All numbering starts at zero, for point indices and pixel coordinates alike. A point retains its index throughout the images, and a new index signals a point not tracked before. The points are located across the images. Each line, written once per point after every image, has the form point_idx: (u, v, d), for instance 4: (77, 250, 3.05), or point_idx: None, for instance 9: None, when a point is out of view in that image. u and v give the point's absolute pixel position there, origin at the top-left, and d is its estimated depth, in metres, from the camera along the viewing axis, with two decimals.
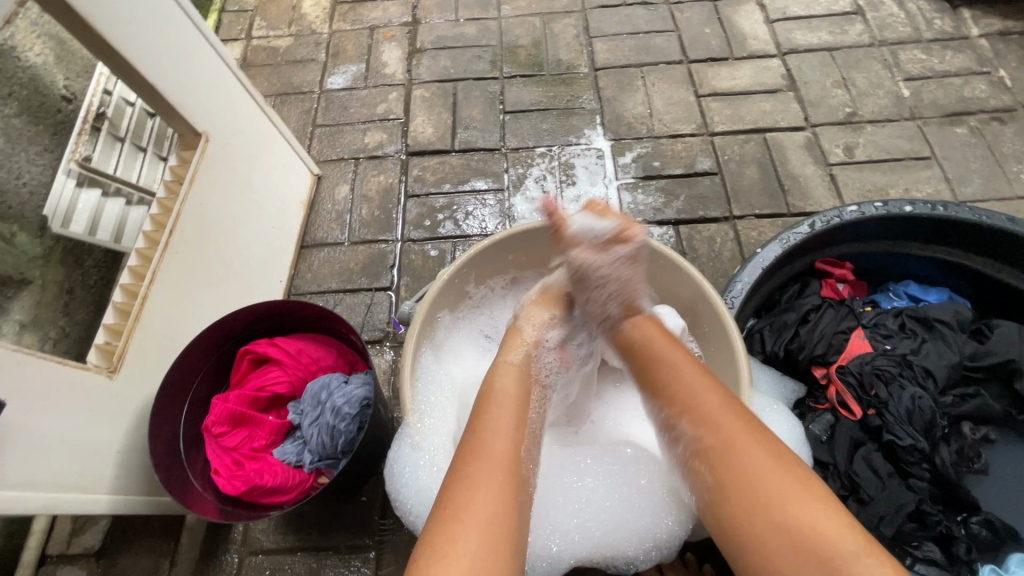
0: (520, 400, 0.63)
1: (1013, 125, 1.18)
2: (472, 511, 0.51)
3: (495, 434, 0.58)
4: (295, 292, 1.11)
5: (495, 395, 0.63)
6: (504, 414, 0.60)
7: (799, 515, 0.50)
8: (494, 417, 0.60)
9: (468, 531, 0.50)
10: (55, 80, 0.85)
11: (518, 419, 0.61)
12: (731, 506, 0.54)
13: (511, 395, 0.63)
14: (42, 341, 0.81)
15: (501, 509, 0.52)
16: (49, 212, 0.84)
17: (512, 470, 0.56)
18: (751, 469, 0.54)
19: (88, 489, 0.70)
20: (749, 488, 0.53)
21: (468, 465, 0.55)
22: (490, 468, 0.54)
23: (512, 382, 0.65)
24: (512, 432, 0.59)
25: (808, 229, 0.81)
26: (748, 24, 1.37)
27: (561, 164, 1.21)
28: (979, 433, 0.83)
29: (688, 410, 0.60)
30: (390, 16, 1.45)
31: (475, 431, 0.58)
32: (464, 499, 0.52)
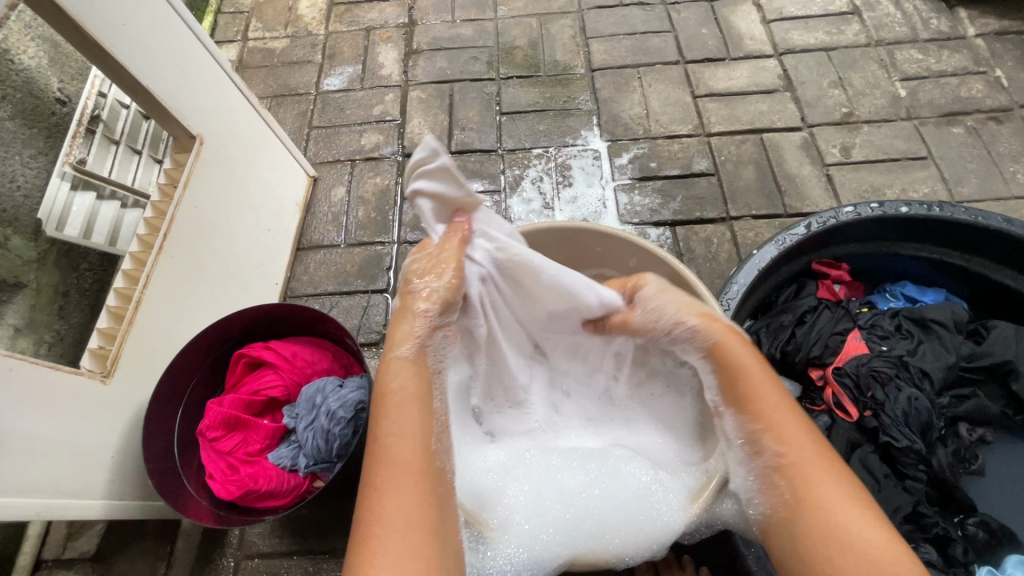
0: (419, 396, 0.57)
1: (1010, 125, 1.18)
2: (386, 524, 0.49)
3: (396, 441, 0.53)
4: (291, 294, 1.11)
5: (394, 395, 0.56)
6: (403, 415, 0.55)
7: (857, 530, 0.48)
8: (392, 421, 0.54)
9: (389, 548, 0.48)
10: (49, 83, 0.85)
11: (420, 419, 0.55)
12: (791, 509, 0.52)
13: (408, 394, 0.56)
14: (37, 344, 0.81)
15: (418, 516, 0.50)
16: (44, 215, 0.84)
17: (422, 472, 0.53)
18: (816, 481, 0.52)
19: (82, 494, 0.70)
20: (814, 495, 0.51)
21: (375, 480, 0.52)
22: (397, 479, 0.51)
23: (404, 380, 0.57)
24: (416, 430, 0.54)
25: (804, 231, 0.81)
26: (745, 24, 1.37)
27: (557, 165, 1.20)
28: (977, 435, 0.82)
29: (769, 423, 0.55)
30: (386, 17, 1.45)
31: (375, 441, 0.54)
32: (375, 516, 0.50)
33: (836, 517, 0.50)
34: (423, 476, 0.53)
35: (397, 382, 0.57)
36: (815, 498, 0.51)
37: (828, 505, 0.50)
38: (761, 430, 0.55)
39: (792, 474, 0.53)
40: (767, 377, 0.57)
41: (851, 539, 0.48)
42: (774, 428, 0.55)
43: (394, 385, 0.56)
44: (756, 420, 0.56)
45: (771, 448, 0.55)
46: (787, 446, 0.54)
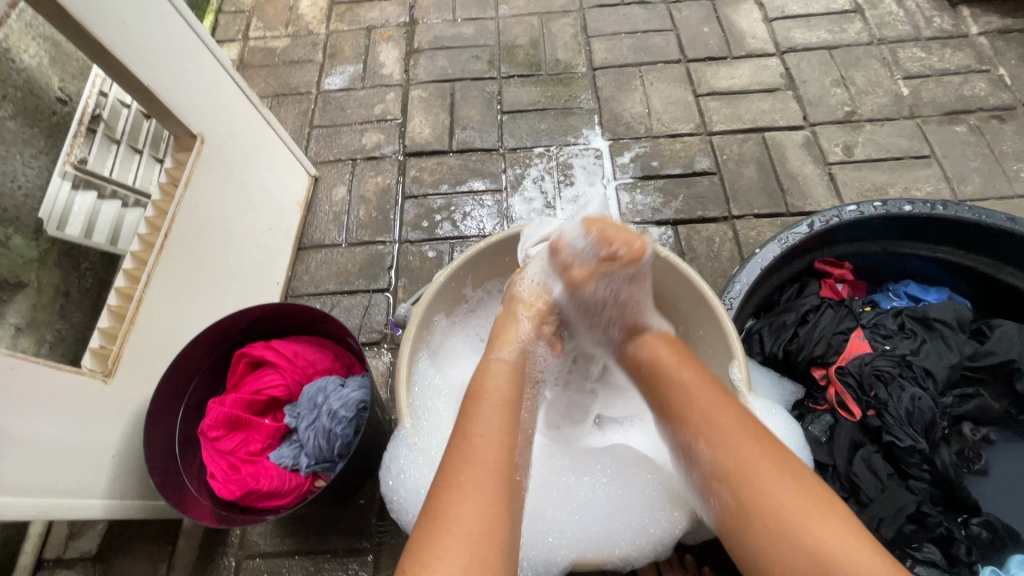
0: (511, 398, 0.60)
1: (1012, 123, 1.18)
2: (458, 523, 0.50)
3: (484, 440, 0.56)
4: (292, 293, 1.11)
5: (483, 393, 0.60)
6: (490, 416, 0.58)
7: (799, 514, 0.50)
8: (481, 420, 0.57)
9: (456, 548, 0.48)
10: (50, 83, 0.85)
11: (504, 420, 0.58)
12: (735, 511, 0.53)
13: (502, 396, 0.60)
14: (37, 344, 0.79)
15: (490, 524, 0.50)
16: (45, 213, 0.84)
17: (504, 479, 0.54)
18: (756, 478, 0.53)
19: (82, 495, 0.69)
20: (757, 496, 0.52)
21: (457, 474, 0.53)
22: (480, 480, 0.53)
23: (500, 382, 0.61)
24: (501, 439, 0.56)
25: (807, 230, 0.80)
26: (747, 23, 1.36)
27: (559, 164, 1.20)
28: (979, 434, 0.82)
29: (711, 425, 0.57)
30: (387, 16, 1.45)
31: (461, 437, 0.56)
32: (448, 513, 0.50)
33: (779, 506, 0.51)
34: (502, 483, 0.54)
35: (494, 383, 0.61)
36: (757, 491, 0.53)
37: (770, 497, 0.52)
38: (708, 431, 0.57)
39: (726, 476, 0.55)
40: (703, 385, 0.60)
41: (795, 526, 0.50)
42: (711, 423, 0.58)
43: (489, 382, 0.61)
44: (687, 426, 0.59)
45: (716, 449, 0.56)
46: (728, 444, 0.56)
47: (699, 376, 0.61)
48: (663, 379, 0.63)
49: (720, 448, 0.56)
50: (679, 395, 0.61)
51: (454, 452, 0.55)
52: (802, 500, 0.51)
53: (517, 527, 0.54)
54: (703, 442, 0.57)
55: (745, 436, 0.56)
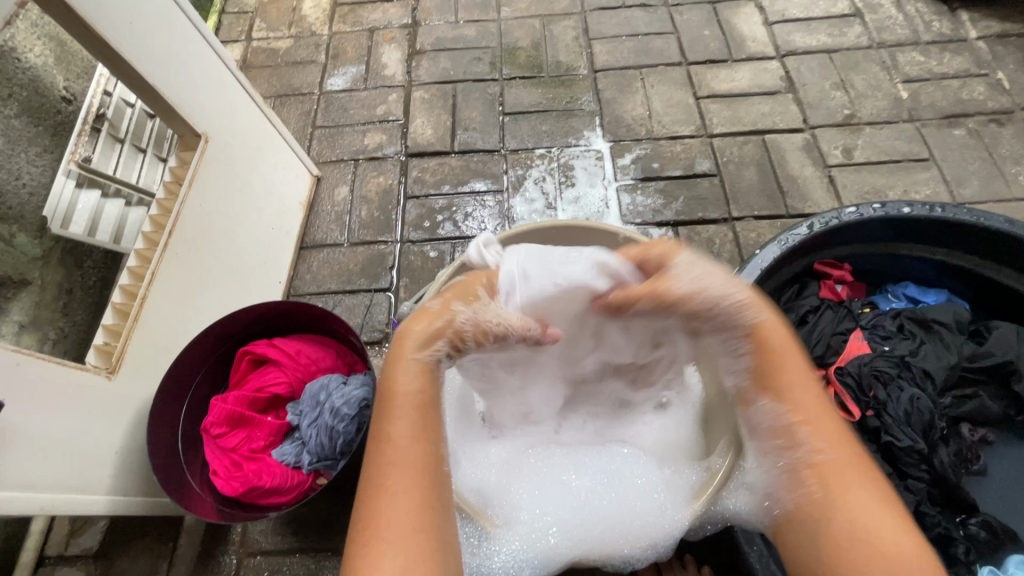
0: (427, 400, 0.56)
1: (1011, 127, 1.19)
2: (390, 527, 0.49)
3: (403, 445, 0.52)
4: (294, 293, 1.11)
5: (397, 392, 0.55)
6: (408, 419, 0.54)
7: (886, 538, 0.48)
8: (401, 420, 0.54)
9: (392, 552, 0.47)
10: (55, 81, 0.86)
11: (426, 421, 0.55)
12: (817, 507, 0.52)
13: (416, 396, 0.55)
14: (41, 340, 0.82)
15: (420, 520, 0.50)
16: (49, 212, 0.83)
17: (430, 474, 0.53)
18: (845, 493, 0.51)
19: (86, 491, 0.70)
20: (844, 508, 0.50)
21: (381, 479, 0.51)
22: (402, 487, 0.50)
23: (414, 385, 0.55)
24: (422, 435, 0.54)
25: (807, 230, 0.81)
26: (747, 27, 1.37)
27: (560, 166, 1.21)
28: (977, 433, 0.83)
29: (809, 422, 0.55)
30: (390, 17, 1.46)
31: (380, 443, 0.53)
32: (379, 517, 0.49)
33: (863, 524, 0.49)
34: (429, 479, 0.52)
35: (408, 384, 0.55)
36: (846, 503, 0.51)
37: (860, 513, 0.50)
38: (796, 422, 0.55)
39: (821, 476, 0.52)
40: (806, 383, 0.56)
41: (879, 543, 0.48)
42: (809, 427, 0.54)
43: (405, 381, 0.55)
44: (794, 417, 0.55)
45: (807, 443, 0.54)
46: (825, 442, 0.54)
47: (804, 369, 0.57)
48: (771, 368, 0.57)
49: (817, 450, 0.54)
50: (777, 388, 0.56)
51: (375, 457, 0.53)
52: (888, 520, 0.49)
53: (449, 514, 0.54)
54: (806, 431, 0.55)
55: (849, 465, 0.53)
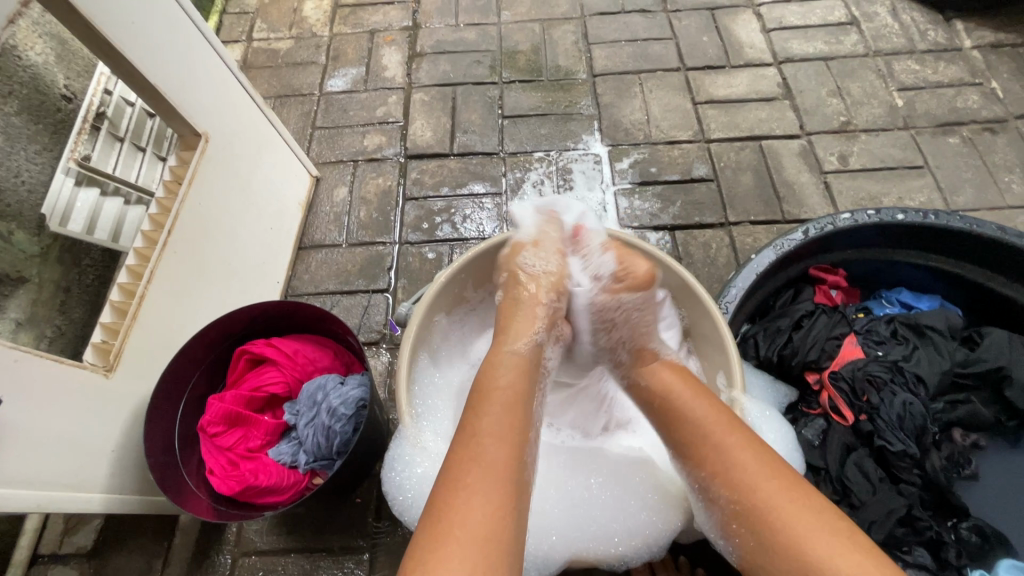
0: (522, 395, 0.60)
1: (1004, 136, 1.20)
2: (466, 521, 0.49)
3: (495, 439, 0.55)
4: (292, 293, 1.11)
5: (497, 390, 0.60)
6: (504, 412, 0.58)
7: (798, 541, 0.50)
8: (492, 418, 0.57)
9: (462, 548, 0.47)
10: (56, 80, 0.85)
11: (518, 420, 0.58)
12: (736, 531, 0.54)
13: (510, 394, 0.60)
14: (38, 339, 0.81)
15: (498, 522, 0.50)
16: (48, 210, 0.84)
17: (511, 476, 0.53)
18: (755, 500, 0.53)
19: (81, 487, 0.70)
20: (752, 511, 0.53)
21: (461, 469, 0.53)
22: (485, 479, 0.52)
23: (511, 377, 0.61)
24: (507, 441, 0.55)
25: (802, 236, 0.82)
26: (745, 33, 1.38)
27: (558, 169, 1.21)
28: (969, 440, 0.83)
29: (698, 446, 0.59)
30: (390, 20, 1.46)
31: (474, 431, 0.56)
32: (455, 506, 0.50)
33: (789, 536, 0.50)
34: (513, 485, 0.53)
35: (503, 379, 0.61)
36: (758, 515, 0.52)
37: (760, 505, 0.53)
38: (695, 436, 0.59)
39: (726, 499, 0.55)
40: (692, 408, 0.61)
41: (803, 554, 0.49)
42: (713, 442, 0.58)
43: (501, 379, 0.61)
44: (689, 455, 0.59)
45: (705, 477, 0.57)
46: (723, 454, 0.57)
47: (696, 402, 0.62)
48: (676, 410, 0.62)
49: (739, 487, 0.54)
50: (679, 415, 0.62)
51: (463, 444, 0.55)
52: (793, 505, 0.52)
53: (524, 527, 0.53)
54: (704, 467, 0.57)
55: (753, 468, 0.55)
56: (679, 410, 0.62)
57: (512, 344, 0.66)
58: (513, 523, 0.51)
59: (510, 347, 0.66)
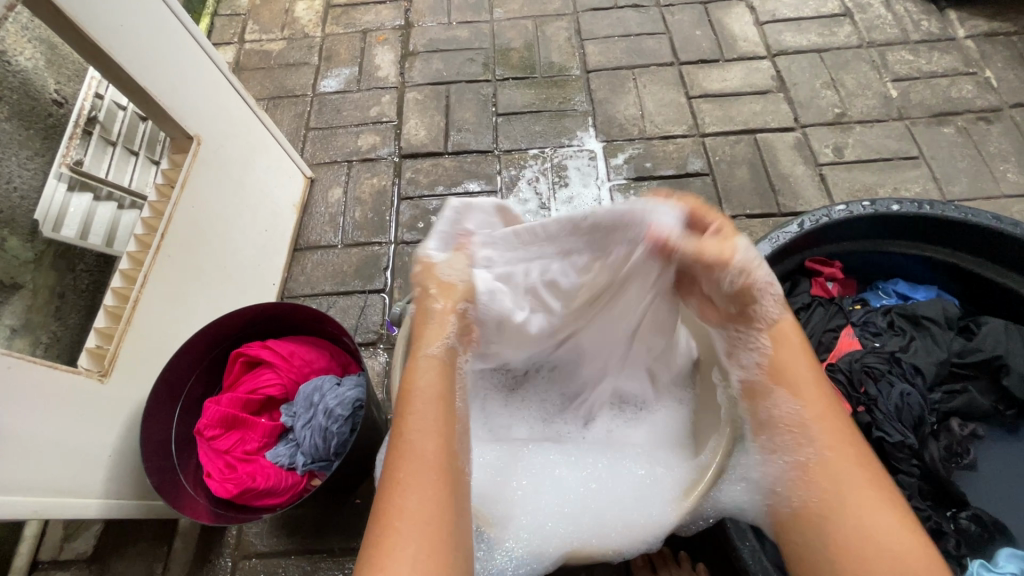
0: (445, 393, 0.58)
1: (998, 125, 1.20)
2: (404, 517, 0.49)
3: (425, 435, 0.54)
4: (288, 295, 1.11)
5: (415, 390, 0.57)
6: (428, 405, 0.56)
7: (884, 532, 0.51)
8: (417, 416, 0.55)
9: (405, 543, 0.48)
10: (46, 84, 0.86)
11: (441, 413, 0.56)
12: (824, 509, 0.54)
13: (432, 390, 0.57)
14: (33, 345, 0.81)
15: (438, 512, 0.50)
16: (40, 215, 0.83)
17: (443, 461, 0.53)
18: (853, 485, 0.54)
19: (77, 493, 0.69)
20: (844, 492, 0.54)
21: (397, 471, 0.52)
22: (417, 477, 0.51)
23: (430, 376, 0.58)
24: (437, 429, 0.55)
25: (798, 228, 0.82)
26: (739, 26, 1.38)
27: (553, 166, 1.21)
28: (968, 429, 0.82)
29: (813, 411, 0.58)
30: (383, 19, 1.46)
31: (399, 434, 0.54)
32: (396, 506, 0.50)
33: (868, 530, 0.51)
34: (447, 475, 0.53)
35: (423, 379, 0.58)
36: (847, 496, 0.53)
37: (849, 487, 0.54)
38: (805, 401, 0.58)
39: (830, 472, 0.55)
40: (812, 380, 0.59)
41: (881, 545, 0.50)
42: (821, 417, 0.57)
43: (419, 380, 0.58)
44: (809, 415, 0.58)
45: (814, 446, 0.57)
46: (831, 430, 0.57)
47: (807, 366, 0.60)
48: (785, 366, 0.60)
49: (831, 461, 0.55)
50: (789, 377, 0.59)
51: (392, 445, 0.54)
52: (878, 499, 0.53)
53: (461, 511, 0.53)
54: (808, 436, 0.57)
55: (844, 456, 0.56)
56: (786, 370, 0.60)
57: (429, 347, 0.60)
58: (453, 509, 0.51)
59: (426, 354, 0.59)
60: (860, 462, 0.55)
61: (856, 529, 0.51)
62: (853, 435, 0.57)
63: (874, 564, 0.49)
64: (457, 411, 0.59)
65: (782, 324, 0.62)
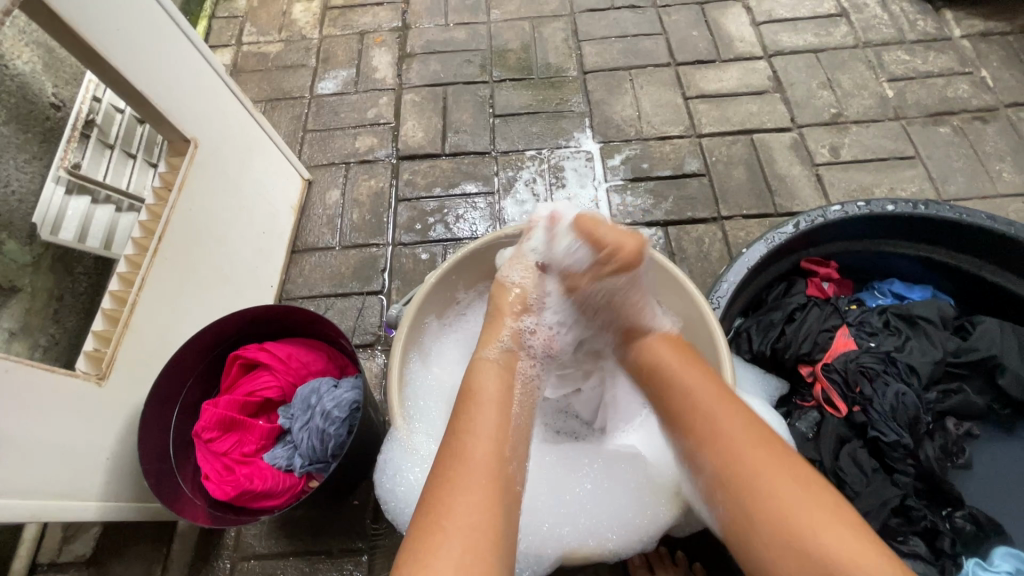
0: (503, 401, 0.62)
1: (994, 125, 1.20)
2: (453, 516, 0.51)
3: (477, 437, 0.57)
4: (286, 297, 1.11)
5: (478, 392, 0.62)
6: (486, 413, 0.60)
7: (799, 526, 0.51)
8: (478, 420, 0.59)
9: (452, 541, 0.49)
10: (44, 88, 0.87)
11: (502, 420, 0.59)
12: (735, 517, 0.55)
13: (493, 399, 0.61)
14: (32, 348, 0.81)
15: (486, 515, 0.52)
16: (38, 219, 0.83)
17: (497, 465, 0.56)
18: (761, 484, 0.54)
19: (75, 496, 0.70)
20: (753, 493, 0.54)
21: (450, 471, 0.55)
22: (470, 478, 0.54)
23: (493, 382, 0.63)
24: (496, 435, 0.58)
25: (793, 229, 0.82)
26: (735, 27, 1.38)
27: (551, 167, 1.21)
28: (963, 428, 0.82)
29: (699, 425, 0.60)
30: (380, 21, 1.46)
31: (457, 434, 0.58)
32: (445, 504, 0.52)
33: (787, 525, 0.51)
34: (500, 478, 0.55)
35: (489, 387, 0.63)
36: (763, 496, 0.54)
37: (755, 487, 0.54)
38: (694, 409, 0.61)
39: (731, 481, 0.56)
40: (706, 390, 0.61)
41: (805, 540, 0.50)
42: (715, 426, 0.59)
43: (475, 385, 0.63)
44: (690, 436, 0.60)
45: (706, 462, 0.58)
46: (725, 434, 0.58)
47: (699, 379, 0.63)
48: (668, 385, 0.64)
49: (731, 466, 0.56)
50: (677, 395, 0.63)
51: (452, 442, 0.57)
52: (793, 487, 0.53)
53: (514, 527, 0.54)
54: (709, 445, 0.58)
55: (749, 451, 0.56)
56: (674, 388, 0.63)
57: (486, 350, 0.68)
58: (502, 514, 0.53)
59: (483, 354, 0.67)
60: (769, 462, 0.55)
61: (775, 527, 0.52)
62: (749, 435, 0.58)
63: (793, 557, 0.50)
64: (517, 419, 0.62)
65: (648, 350, 0.68)
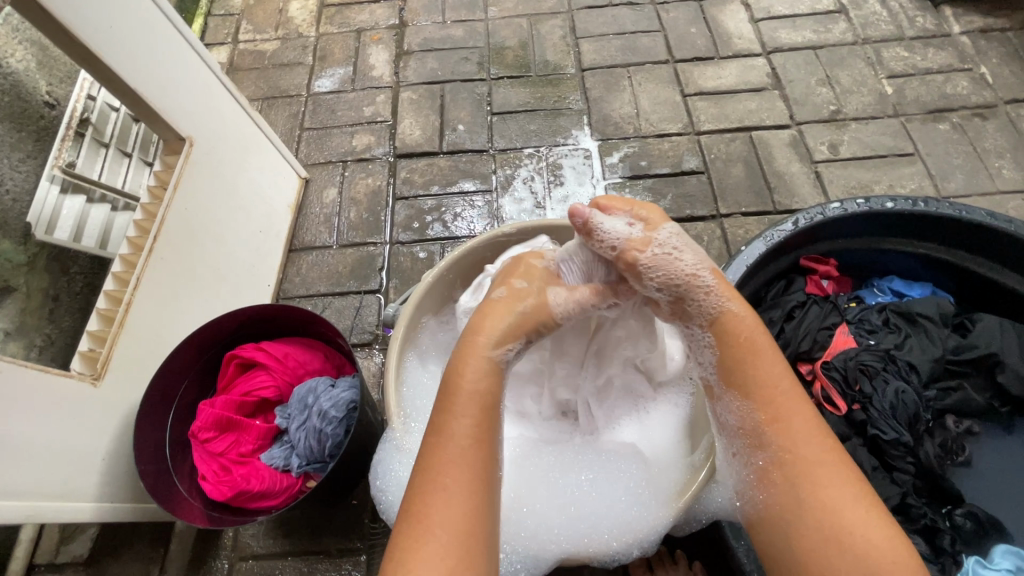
0: (489, 397, 0.57)
1: (993, 121, 1.20)
2: (438, 519, 0.50)
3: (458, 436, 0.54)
4: (284, 296, 1.11)
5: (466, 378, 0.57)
6: (476, 406, 0.56)
7: (855, 528, 0.50)
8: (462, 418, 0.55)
9: (440, 547, 0.48)
10: (38, 86, 0.83)
11: (486, 417, 0.56)
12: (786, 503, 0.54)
13: (478, 394, 0.57)
14: (27, 348, 0.80)
15: (471, 516, 0.51)
16: (33, 218, 0.83)
17: (481, 464, 0.54)
18: (819, 480, 0.53)
19: (70, 496, 0.69)
20: (815, 485, 0.53)
21: (436, 470, 0.52)
22: (456, 479, 0.52)
23: (480, 379, 0.57)
24: (478, 436, 0.55)
25: (792, 226, 0.82)
26: (733, 24, 1.38)
27: (549, 165, 1.21)
28: (962, 426, 0.83)
29: (769, 407, 0.57)
30: (377, 18, 1.45)
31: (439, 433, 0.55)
32: (430, 507, 0.50)
33: (838, 522, 0.51)
34: (485, 480, 0.54)
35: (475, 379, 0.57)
36: (822, 487, 0.53)
37: (817, 481, 0.53)
38: (762, 394, 0.58)
39: (793, 469, 0.55)
40: (778, 373, 0.58)
41: (856, 540, 0.50)
42: (781, 413, 0.57)
43: (470, 376, 0.57)
44: (761, 412, 0.57)
45: (773, 443, 0.56)
46: (788, 425, 0.56)
47: (773, 362, 0.59)
48: (747, 359, 0.59)
49: (795, 455, 0.55)
50: (751, 371, 0.59)
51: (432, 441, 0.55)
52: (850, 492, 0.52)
53: (493, 525, 0.53)
54: (775, 428, 0.57)
55: (813, 447, 0.55)
56: (749, 366, 0.59)
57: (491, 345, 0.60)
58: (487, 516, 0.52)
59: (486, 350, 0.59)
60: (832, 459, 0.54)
61: (827, 522, 0.51)
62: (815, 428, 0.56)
63: (841, 554, 0.50)
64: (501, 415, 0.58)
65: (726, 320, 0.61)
